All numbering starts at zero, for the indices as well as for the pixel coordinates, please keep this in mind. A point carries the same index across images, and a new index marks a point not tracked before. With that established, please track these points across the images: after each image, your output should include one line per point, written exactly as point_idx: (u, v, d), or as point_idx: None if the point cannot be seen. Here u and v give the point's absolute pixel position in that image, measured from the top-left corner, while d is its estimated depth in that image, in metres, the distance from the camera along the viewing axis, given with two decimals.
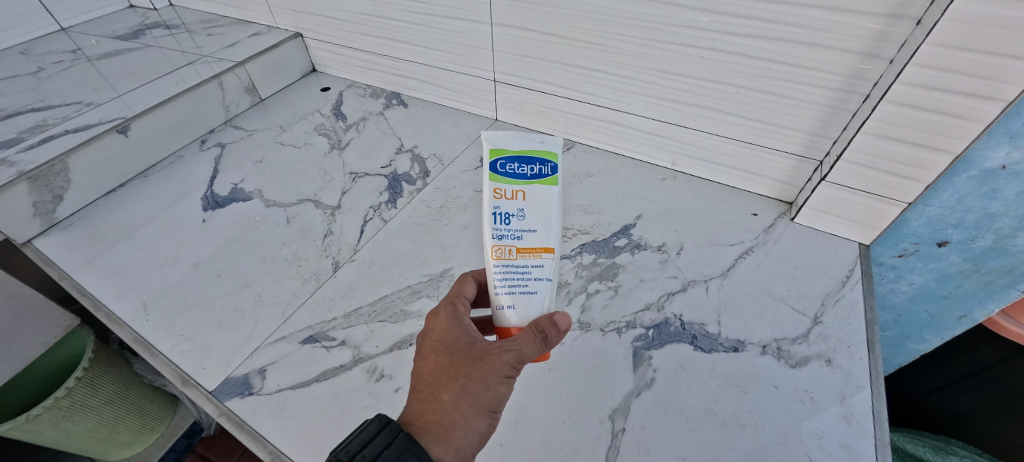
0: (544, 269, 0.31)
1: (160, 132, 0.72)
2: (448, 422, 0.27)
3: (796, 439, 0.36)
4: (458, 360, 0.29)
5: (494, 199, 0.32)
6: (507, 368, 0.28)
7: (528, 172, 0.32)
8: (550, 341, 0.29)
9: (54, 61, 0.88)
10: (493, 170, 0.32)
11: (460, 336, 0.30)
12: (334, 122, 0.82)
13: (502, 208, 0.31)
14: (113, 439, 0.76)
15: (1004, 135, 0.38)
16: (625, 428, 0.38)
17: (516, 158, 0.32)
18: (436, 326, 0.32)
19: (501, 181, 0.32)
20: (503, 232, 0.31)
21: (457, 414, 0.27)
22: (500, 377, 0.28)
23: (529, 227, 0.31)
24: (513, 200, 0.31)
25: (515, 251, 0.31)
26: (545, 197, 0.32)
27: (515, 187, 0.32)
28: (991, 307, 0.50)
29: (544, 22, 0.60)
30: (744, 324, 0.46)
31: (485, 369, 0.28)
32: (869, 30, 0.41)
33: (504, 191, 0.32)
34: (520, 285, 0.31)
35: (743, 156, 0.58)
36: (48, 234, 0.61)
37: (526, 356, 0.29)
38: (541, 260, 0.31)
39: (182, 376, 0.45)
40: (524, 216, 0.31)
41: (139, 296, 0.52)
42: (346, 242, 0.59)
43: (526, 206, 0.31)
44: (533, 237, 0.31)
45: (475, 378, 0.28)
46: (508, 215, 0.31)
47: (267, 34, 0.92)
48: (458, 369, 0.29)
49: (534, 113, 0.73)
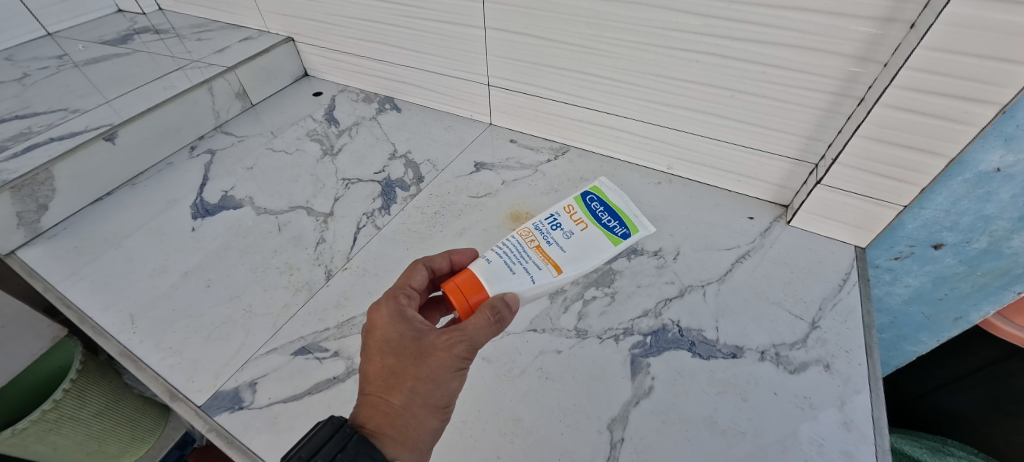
0: (538, 272, 0.38)
1: (148, 139, 0.70)
2: (400, 423, 0.28)
3: (796, 447, 0.36)
4: (405, 359, 0.30)
5: (563, 211, 0.43)
6: (457, 361, 0.30)
7: (603, 220, 0.42)
8: (503, 320, 0.32)
9: (40, 67, 0.87)
10: (584, 201, 0.44)
11: (405, 334, 0.31)
12: (326, 128, 0.81)
13: (561, 219, 0.42)
14: (102, 452, 0.74)
15: (997, 138, 0.38)
16: (624, 438, 0.38)
17: (608, 210, 0.43)
18: (379, 323, 0.32)
19: (581, 211, 0.43)
20: (544, 230, 0.41)
21: (408, 415, 0.29)
22: (448, 372, 0.30)
23: (564, 244, 0.40)
24: (574, 223, 0.42)
25: (536, 244, 0.40)
26: (596, 243, 0.41)
27: (585, 220, 0.42)
28: (986, 308, 0.50)
29: (538, 26, 0.59)
30: (741, 329, 0.46)
31: (435, 367, 0.30)
32: (862, 33, 0.40)
33: (575, 214, 0.42)
34: (512, 261, 0.38)
35: (738, 160, 0.58)
36: (32, 244, 0.59)
37: (476, 346, 0.31)
38: (544, 265, 0.38)
39: (169, 390, 0.44)
40: (569, 236, 0.41)
41: (126, 308, 0.51)
42: (338, 250, 0.58)
43: (577, 233, 0.41)
44: (556, 251, 0.40)
45: (425, 378, 0.30)
46: (559, 225, 0.41)
47: (257, 38, 0.91)
48: (405, 370, 0.30)
49: (529, 118, 0.73)
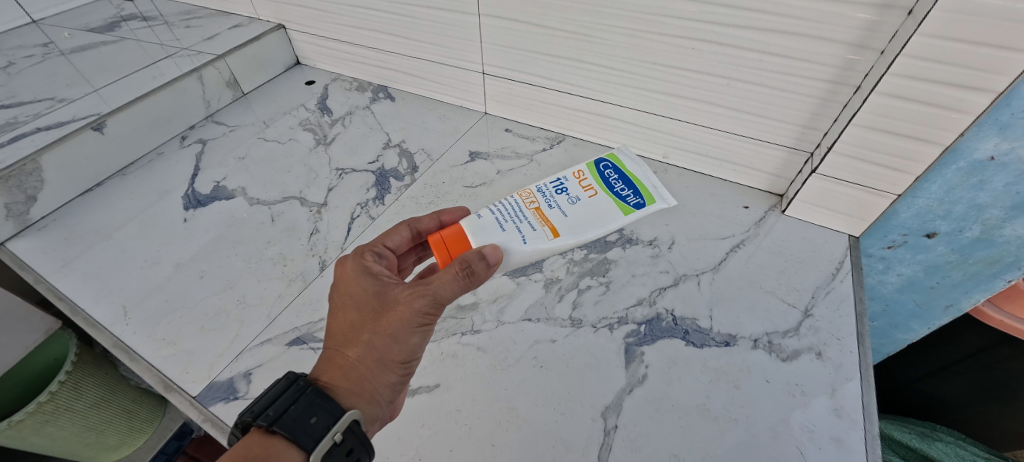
0: (530, 231, 0.38)
1: (137, 128, 0.69)
2: (355, 375, 0.30)
3: (787, 433, 0.36)
4: (366, 313, 0.31)
5: (574, 175, 0.42)
6: (417, 316, 0.30)
7: (616, 188, 0.40)
8: (475, 275, 0.30)
9: (25, 56, 0.85)
10: (597, 167, 0.42)
11: (368, 289, 0.32)
12: (319, 117, 0.80)
13: (568, 184, 0.41)
14: (100, 443, 0.74)
15: (992, 126, 0.38)
16: (618, 425, 0.38)
17: (622, 179, 0.40)
18: (345, 279, 0.34)
19: (592, 176, 0.41)
20: (547, 193, 0.41)
21: (364, 368, 0.30)
22: (408, 327, 0.31)
23: (566, 209, 0.39)
24: (582, 189, 0.40)
25: (534, 206, 0.40)
26: (603, 212, 0.39)
27: (596, 186, 0.40)
28: (977, 296, 0.50)
29: (533, 12, 0.58)
30: (734, 317, 0.46)
31: (393, 323, 0.30)
32: (860, 20, 0.40)
33: (585, 180, 0.41)
34: (504, 220, 0.39)
35: (734, 149, 0.58)
36: (21, 235, 0.59)
37: (440, 300, 0.30)
38: (539, 226, 0.38)
39: (163, 381, 0.44)
40: (574, 202, 0.39)
41: (119, 300, 0.51)
42: (332, 241, 0.58)
43: (584, 199, 0.39)
44: (556, 214, 0.39)
45: (383, 332, 0.30)
46: (565, 190, 0.40)
47: (247, 25, 0.89)
48: (364, 324, 0.31)
49: (524, 107, 0.72)
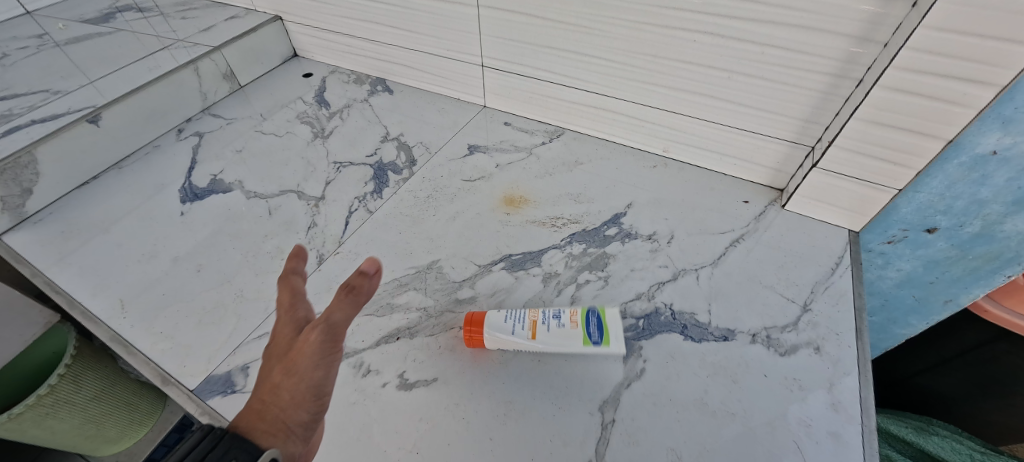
0: (512, 328, 0.43)
1: (133, 121, 0.69)
2: (268, 417, 0.26)
3: (784, 427, 0.37)
4: (278, 352, 0.28)
5: (567, 313, 0.44)
6: (321, 343, 0.27)
7: (590, 334, 0.42)
8: (360, 290, 0.28)
9: (19, 47, 0.84)
10: (586, 314, 0.44)
11: (282, 328, 0.29)
12: (316, 110, 0.79)
13: (559, 314, 0.44)
14: (101, 435, 0.75)
15: (995, 121, 0.38)
16: (615, 419, 0.38)
17: (599, 328, 0.43)
18: (272, 328, 0.31)
19: (580, 320, 0.43)
20: (542, 314, 0.44)
21: (276, 408, 0.26)
22: (315, 356, 0.27)
23: (546, 335, 0.42)
24: (567, 326, 0.43)
25: (529, 315, 0.44)
26: (568, 341, 0.42)
27: (577, 323, 0.43)
28: (976, 292, 0.50)
29: (533, 4, 0.57)
30: (733, 311, 0.46)
31: (297, 356, 0.27)
32: (864, 12, 0.39)
33: (573, 316, 0.44)
34: (502, 314, 0.44)
35: (735, 143, 0.58)
36: (18, 228, 0.58)
37: (339, 321, 0.27)
38: (518, 326, 0.43)
39: (161, 374, 0.44)
40: (555, 329, 0.42)
41: (116, 293, 0.51)
42: (330, 234, 0.57)
43: (564, 330, 0.42)
44: (536, 328, 0.43)
45: (289, 365, 0.27)
46: (556, 317, 0.43)
47: (244, 17, 0.88)
48: (272, 364, 0.28)
49: (523, 100, 0.72)
